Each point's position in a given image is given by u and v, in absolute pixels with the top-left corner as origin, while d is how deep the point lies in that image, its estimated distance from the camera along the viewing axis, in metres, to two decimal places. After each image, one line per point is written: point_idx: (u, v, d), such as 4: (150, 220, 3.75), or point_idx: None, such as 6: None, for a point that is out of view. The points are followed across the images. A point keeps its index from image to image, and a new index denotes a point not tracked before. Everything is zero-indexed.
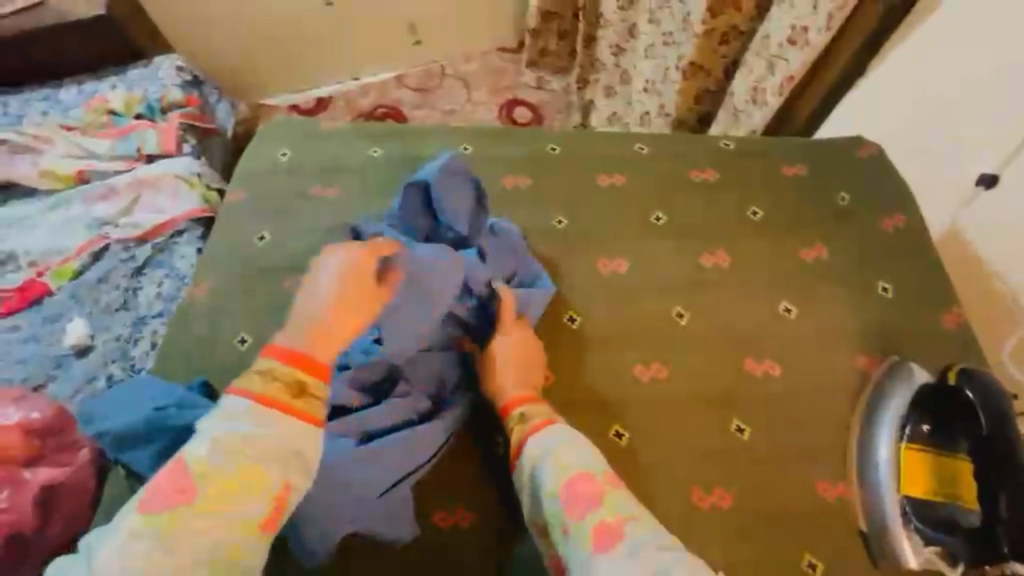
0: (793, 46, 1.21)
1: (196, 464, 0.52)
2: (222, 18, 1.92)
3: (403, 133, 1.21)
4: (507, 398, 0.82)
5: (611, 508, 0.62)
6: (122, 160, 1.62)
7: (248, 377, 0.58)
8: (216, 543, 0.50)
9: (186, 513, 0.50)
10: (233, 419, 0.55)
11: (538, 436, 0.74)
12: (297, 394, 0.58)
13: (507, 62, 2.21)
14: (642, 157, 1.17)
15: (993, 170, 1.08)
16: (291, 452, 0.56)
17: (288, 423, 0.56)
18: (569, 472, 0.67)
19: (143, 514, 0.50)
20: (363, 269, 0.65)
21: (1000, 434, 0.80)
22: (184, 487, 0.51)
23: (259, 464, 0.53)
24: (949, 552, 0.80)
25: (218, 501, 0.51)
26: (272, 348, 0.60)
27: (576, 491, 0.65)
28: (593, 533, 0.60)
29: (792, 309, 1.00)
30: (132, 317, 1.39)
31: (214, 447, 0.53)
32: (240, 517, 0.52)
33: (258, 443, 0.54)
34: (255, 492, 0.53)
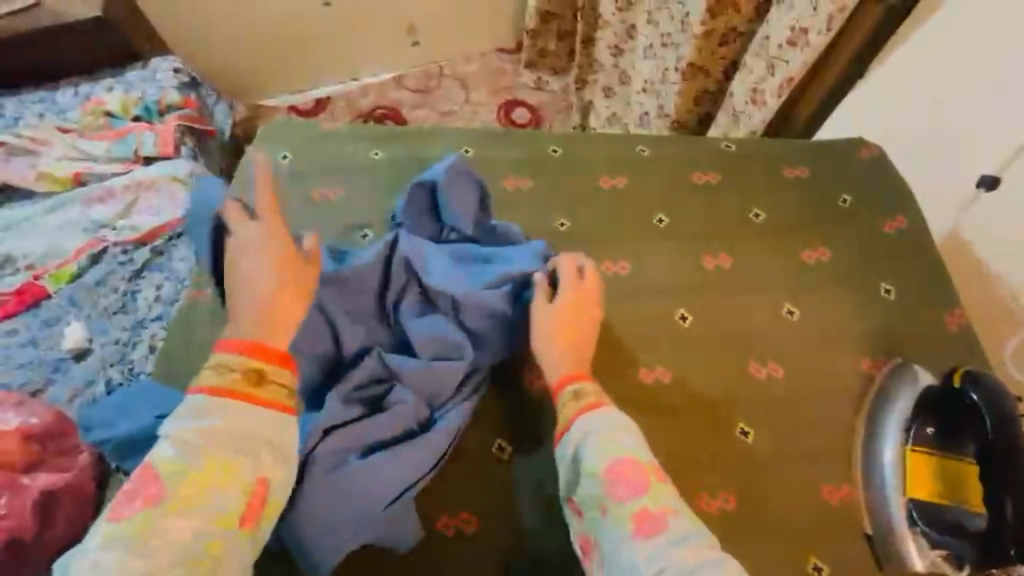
0: (793, 47, 1.21)
1: (163, 466, 0.60)
2: (220, 19, 1.91)
3: (404, 135, 1.21)
4: (556, 378, 0.81)
5: (655, 499, 0.67)
6: (120, 163, 1.62)
7: (203, 375, 0.66)
8: (192, 537, 0.57)
9: (158, 512, 0.57)
10: (195, 419, 0.62)
11: (589, 416, 0.74)
12: (258, 381, 0.65)
13: (506, 62, 2.20)
14: (644, 159, 1.17)
15: (994, 172, 1.08)
16: (253, 443, 0.63)
17: (250, 412, 0.64)
18: (617, 456, 0.70)
19: (115, 521, 0.57)
20: (292, 256, 0.74)
21: (1004, 437, 0.79)
22: (152, 490, 0.58)
23: (225, 459, 0.61)
24: (954, 554, 0.80)
25: (188, 498, 0.59)
26: (225, 343, 0.67)
27: (623, 476, 0.68)
28: (633, 518, 0.65)
29: (794, 311, 1.00)
30: (130, 320, 1.38)
31: (177, 448, 0.61)
32: (212, 511, 0.59)
33: (220, 437, 0.62)
34: (221, 485, 0.60)
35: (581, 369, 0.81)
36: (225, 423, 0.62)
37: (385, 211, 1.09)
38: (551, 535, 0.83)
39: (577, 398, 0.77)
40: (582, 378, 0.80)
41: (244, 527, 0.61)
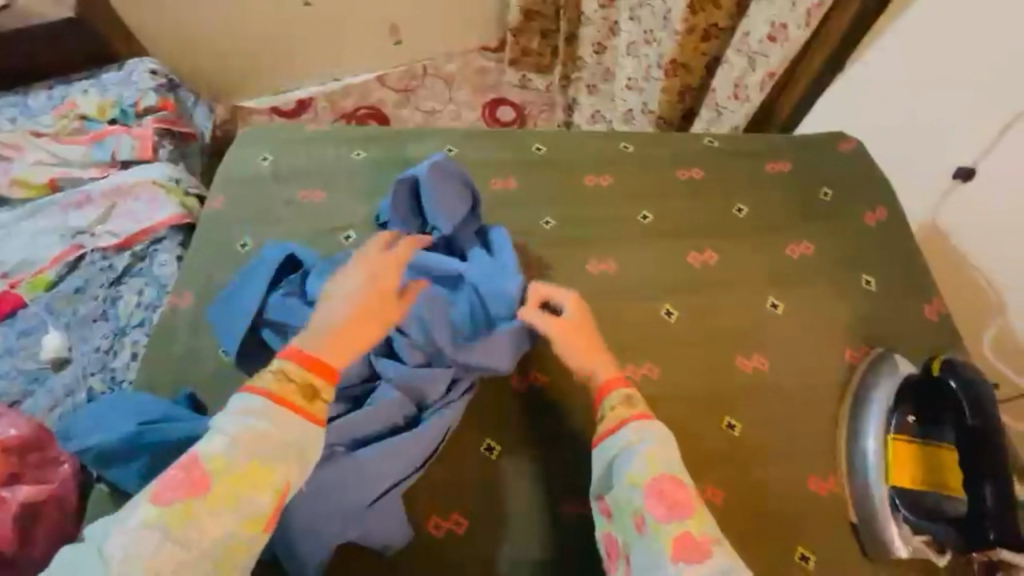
0: (773, 43, 1.23)
1: (211, 460, 0.61)
2: (197, 19, 1.88)
3: (387, 135, 1.19)
4: (603, 378, 0.80)
5: (699, 526, 0.66)
6: (96, 167, 1.58)
7: (263, 377, 0.67)
8: (222, 535, 0.59)
9: (197, 506, 0.59)
10: (246, 417, 0.64)
11: (637, 426, 0.75)
12: (309, 398, 0.67)
13: (489, 61, 2.19)
14: (628, 156, 1.17)
15: (971, 164, 1.11)
16: (293, 453, 0.64)
17: (297, 425, 0.65)
18: (661, 472, 0.70)
19: (156, 507, 0.58)
20: (388, 288, 0.78)
21: (984, 424, 0.81)
22: (196, 483, 0.59)
23: (265, 463, 0.62)
24: (936, 539, 0.82)
25: (226, 495, 0.60)
26: (289, 351, 0.70)
27: (666, 493, 0.68)
28: (673, 539, 0.64)
29: (778, 304, 1.01)
30: (111, 327, 1.35)
31: (227, 445, 0.62)
32: (247, 513, 0.60)
33: (265, 442, 0.63)
34: (260, 489, 0.61)
35: (617, 374, 0.81)
36: (275, 430, 0.64)
37: (370, 212, 1.09)
38: (543, 533, 0.83)
39: (629, 404, 0.77)
40: (622, 384, 0.80)
41: (267, 532, 0.62)
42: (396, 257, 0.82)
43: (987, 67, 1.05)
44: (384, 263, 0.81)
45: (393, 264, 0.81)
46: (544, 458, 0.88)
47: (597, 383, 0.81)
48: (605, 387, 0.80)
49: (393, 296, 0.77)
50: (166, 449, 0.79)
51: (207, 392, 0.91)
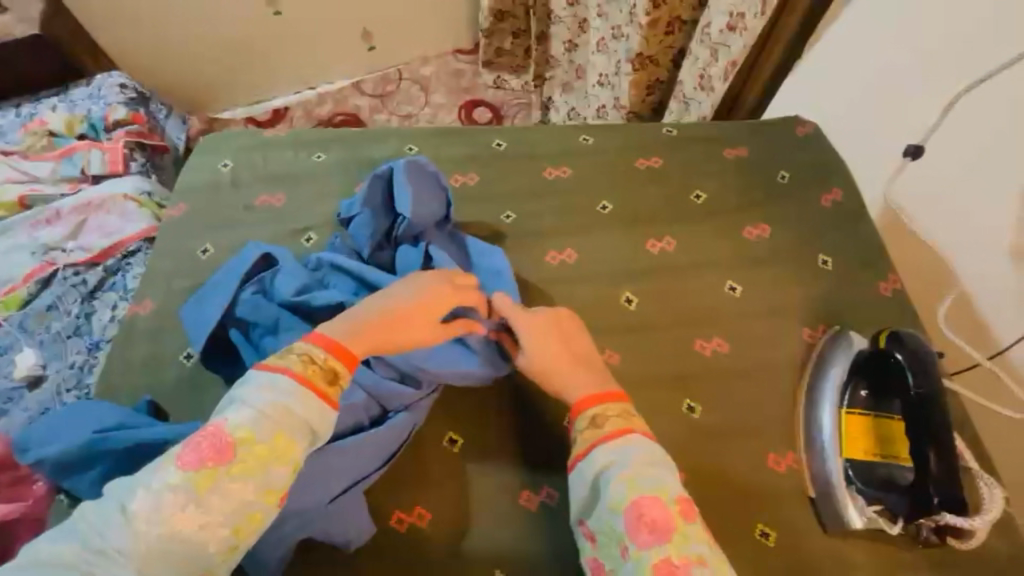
0: (733, 32, 1.25)
1: (237, 431, 0.61)
2: (167, 33, 1.88)
3: (348, 136, 1.20)
4: (578, 396, 0.79)
5: (679, 548, 0.63)
6: (66, 183, 1.58)
7: (287, 356, 0.68)
8: (241, 504, 0.59)
9: (221, 473, 0.59)
10: (276, 391, 0.64)
11: (610, 446, 0.73)
12: (331, 383, 0.68)
13: (464, 63, 2.20)
14: (586, 148, 1.18)
15: (919, 142, 1.12)
16: (311, 432, 0.65)
17: (318, 406, 0.66)
18: (640, 494, 0.68)
19: (181, 471, 0.59)
20: (438, 310, 0.81)
21: (930, 392, 0.81)
22: (220, 450, 0.60)
23: (288, 438, 0.63)
24: (888, 507, 0.83)
25: (249, 466, 0.60)
26: (315, 336, 0.71)
27: (644, 516, 0.66)
28: (654, 567, 0.63)
29: (736, 287, 1.02)
30: (85, 343, 1.34)
31: (254, 417, 0.62)
32: (268, 485, 0.61)
33: (289, 418, 0.63)
34: (281, 463, 0.62)
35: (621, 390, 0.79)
36: (298, 408, 0.64)
37: (330, 215, 1.09)
38: (499, 517, 0.84)
39: (596, 426, 0.75)
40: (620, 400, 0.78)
41: (282, 506, 0.63)
42: (462, 292, 0.84)
43: (931, 46, 1.06)
44: (443, 283, 0.83)
45: (456, 295, 0.83)
46: (504, 449, 0.89)
47: (571, 402, 0.79)
48: (576, 407, 0.78)
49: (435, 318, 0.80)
50: (125, 456, 0.79)
51: (171, 398, 0.91)
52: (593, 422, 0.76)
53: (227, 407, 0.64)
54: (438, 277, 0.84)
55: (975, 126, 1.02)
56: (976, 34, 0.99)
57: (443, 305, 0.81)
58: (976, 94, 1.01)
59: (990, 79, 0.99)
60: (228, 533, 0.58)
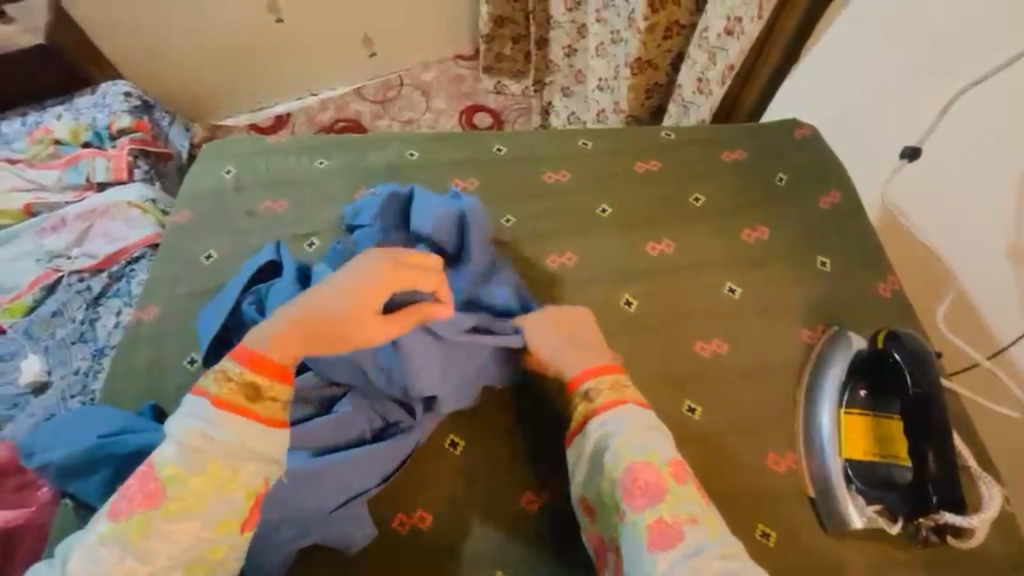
0: (730, 36, 1.27)
1: (164, 470, 0.61)
2: (172, 41, 1.90)
3: (350, 143, 1.20)
4: (576, 370, 0.81)
5: (671, 507, 0.67)
6: (72, 191, 1.60)
7: (207, 380, 0.67)
8: (194, 540, 0.61)
9: (155, 517, 0.60)
10: (198, 422, 0.64)
11: (601, 417, 0.76)
12: (254, 398, 0.67)
13: (464, 69, 2.22)
14: (585, 152, 1.19)
15: (915, 143, 1.13)
16: (249, 454, 0.64)
17: (249, 429, 0.65)
18: (631, 459, 0.70)
19: (115, 521, 0.59)
20: (370, 303, 0.72)
21: (926, 393, 0.81)
22: (151, 494, 0.60)
23: (224, 466, 0.63)
24: (888, 508, 0.83)
25: (188, 502, 0.61)
26: (237, 351, 0.70)
27: (640, 478, 0.69)
28: (648, 528, 0.65)
29: (735, 288, 1.03)
30: (89, 349, 1.35)
31: (180, 453, 0.62)
32: (214, 518, 0.62)
33: (220, 446, 0.63)
34: (222, 493, 0.62)
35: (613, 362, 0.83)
36: (223, 436, 0.64)
37: (332, 220, 1.10)
38: (499, 518, 0.84)
39: (590, 400, 0.78)
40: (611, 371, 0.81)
41: (245, 529, 0.64)
42: (400, 274, 0.74)
43: (925, 47, 1.08)
44: (382, 266, 0.74)
45: (394, 280, 0.74)
46: (506, 448, 0.89)
47: (570, 375, 0.82)
48: (574, 380, 0.81)
49: (371, 311, 0.73)
50: (131, 461, 0.80)
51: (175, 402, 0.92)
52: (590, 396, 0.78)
53: (155, 446, 0.64)
54: (375, 261, 0.75)
55: (970, 127, 1.03)
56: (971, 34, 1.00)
57: (376, 299, 0.73)
58: (970, 96, 1.02)
59: (985, 81, 1.00)
60: (185, 570, 0.60)
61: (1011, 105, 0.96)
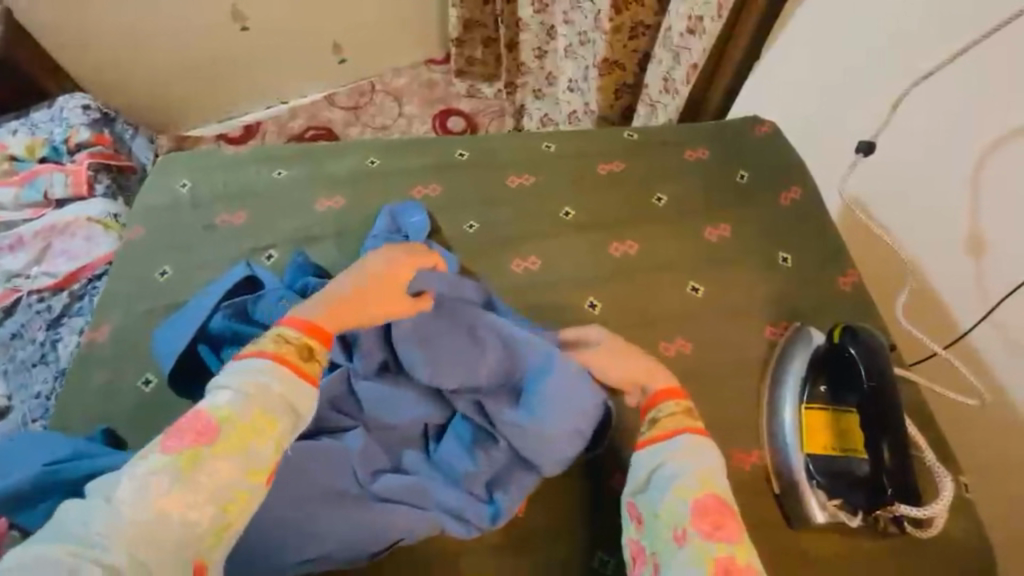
0: (692, 36, 1.28)
1: (217, 411, 0.60)
2: (134, 52, 1.86)
3: (310, 152, 1.18)
4: (654, 388, 0.80)
5: (744, 553, 0.63)
6: (29, 208, 1.55)
7: (261, 341, 0.67)
8: (229, 483, 0.58)
9: (205, 453, 0.58)
10: (254, 372, 0.63)
11: (690, 439, 0.73)
12: (307, 359, 0.67)
13: (437, 73, 2.20)
14: (549, 156, 1.18)
15: (869, 138, 1.15)
16: (290, 409, 0.64)
17: (298, 385, 0.65)
18: (712, 489, 0.68)
19: (166, 455, 0.57)
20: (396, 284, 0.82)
21: (882, 386, 0.83)
22: (203, 430, 0.59)
23: (269, 414, 0.62)
24: (848, 501, 0.83)
25: (234, 444, 0.59)
26: (290, 319, 0.70)
27: (722, 514, 0.66)
28: (714, 561, 0.62)
29: (699, 287, 1.03)
30: (50, 371, 1.31)
31: (234, 398, 0.61)
32: (251, 463, 0.59)
33: (268, 395, 0.62)
34: (264, 441, 0.60)
35: (676, 385, 0.80)
36: (276, 385, 0.63)
37: (292, 231, 1.08)
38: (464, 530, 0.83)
39: (672, 420, 0.75)
40: (677, 396, 0.78)
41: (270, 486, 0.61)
42: (418, 258, 0.87)
43: (881, 44, 1.09)
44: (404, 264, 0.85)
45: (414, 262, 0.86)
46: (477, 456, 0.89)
47: (650, 393, 0.80)
48: (651, 399, 0.79)
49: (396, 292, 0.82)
50: (78, 486, 0.76)
51: (128, 425, 0.89)
52: (659, 420, 0.76)
53: (206, 394, 0.63)
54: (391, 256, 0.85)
55: (920, 122, 1.05)
56: (923, 29, 1.02)
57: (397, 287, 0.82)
58: (921, 89, 1.04)
59: (932, 76, 1.02)
60: (216, 512, 0.56)
61: (963, 97, 0.98)
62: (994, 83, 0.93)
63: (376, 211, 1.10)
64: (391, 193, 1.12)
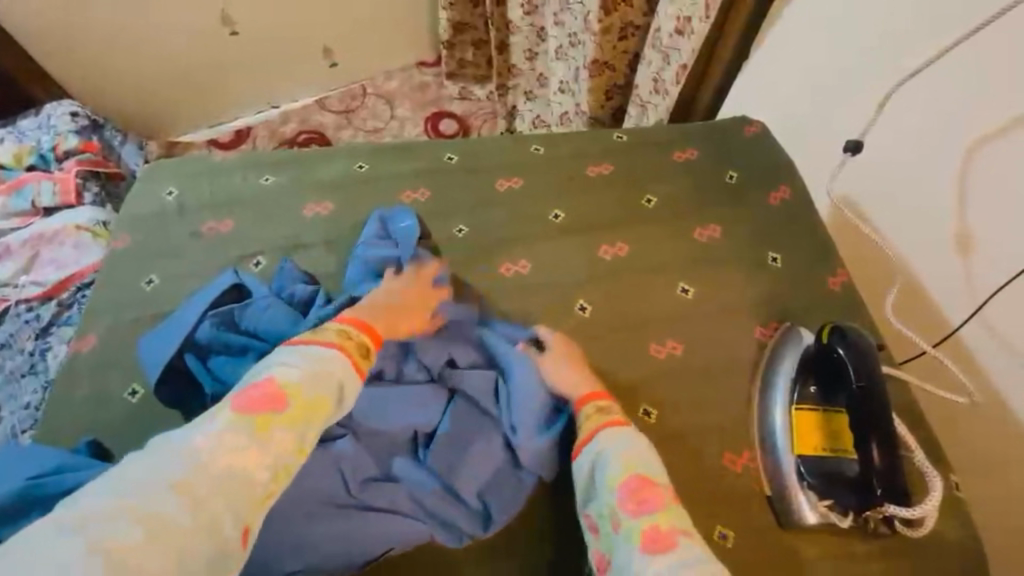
0: (681, 36, 1.28)
1: (286, 384, 0.65)
2: (121, 57, 1.84)
3: (296, 158, 1.17)
4: (578, 392, 0.84)
5: (666, 518, 0.67)
6: (16, 217, 1.53)
7: (325, 334, 0.74)
8: (287, 451, 0.61)
9: (274, 419, 0.62)
10: (319, 356, 0.70)
11: (609, 433, 0.77)
12: (363, 357, 0.75)
13: (429, 76, 2.19)
14: (539, 159, 1.18)
15: (858, 137, 1.15)
16: (343, 396, 0.69)
17: (354, 373, 0.72)
18: (635, 471, 0.72)
19: (238, 415, 0.61)
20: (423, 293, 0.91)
21: (871, 387, 0.83)
22: (273, 398, 0.63)
23: (328, 396, 0.67)
24: (838, 502, 0.83)
25: (298, 417, 0.63)
26: (351, 318, 0.79)
27: (645, 489, 0.70)
28: (643, 534, 0.66)
29: (689, 289, 1.03)
30: (39, 381, 1.29)
31: (301, 374, 0.66)
32: (308, 438, 0.64)
33: (329, 378, 0.68)
34: (321, 420, 0.65)
35: (598, 388, 0.84)
36: (337, 371, 0.70)
37: (280, 237, 1.07)
38: None
39: (601, 414, 0.80)
40: (599, 398, 0.83)
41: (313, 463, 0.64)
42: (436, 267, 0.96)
43: (868, 43, 1.09)
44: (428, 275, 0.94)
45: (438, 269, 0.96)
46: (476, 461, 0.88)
47: (574, 399, 0.84)
48: (576, 403, 0.83)
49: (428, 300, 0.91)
50: (62, 501, 0.74)
51: (114, 437, 0.88)
52: (579, 426, 0.80)
53: (268, 368, 0.67)
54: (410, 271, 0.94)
55: (907, 120, 1.06)
56: (909, 29, 1.02)
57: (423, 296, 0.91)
58: (908, 87, 1.04)
59: (919, 74, 1.02)
60: (268, 478, 0.59)
61: (950, 95, 0.98)
62: (979, 82, 0.94)
63: (365, 216, 1.09)
64: (380, 198, 1.12)
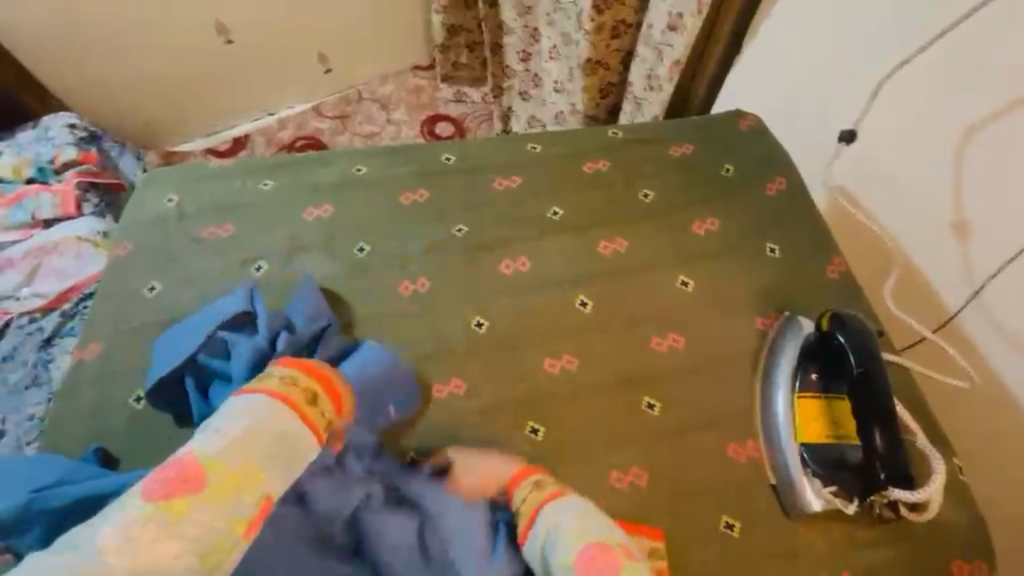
0: (673, 33, 1.29)
1: (207, 459, 0.63)
2: (115, 68, 1.84)
3: (294, 163, 1.18)
4: (511, 470, 0.83)
5: None
6: (16, 230, 1.53)
7: (268, 383, 0.74)
8: (212, 532, 0.59)
9: (193, 500, 0.60)
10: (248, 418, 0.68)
11: (551, 506, 0.76)
12: (309, 404, 0.74)
13: (424, 79, 2.20)
14: (535, 157, 1.19)
15: (852, 127, 1.16)
16: (281, 456, 0.67)
17: (294, 425, 0.71)
18: (587, 540, 0.70)
19: (151, 503, 0.59)
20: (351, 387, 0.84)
21: (872, 371, 0.84)
22: (192, 478, 0.61)
23: (259, 462, 0.65)
24: (843, 488, 0.84)
25: (224, 491, 0.62)
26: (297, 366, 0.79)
27: (603, 555, 0.69)
28: None
29: (688, 282, 1.04)
30: (43, 392, 1.30)
31: (224, 446, 0.65)
32: (235, 513, 0.61)
33: (259, 442, 0.66)
34: (249, 492, 0.63)
35: (525, 465, 0.84)
36: (271, 428, 0.68)
37: (279, 241, 1.07)
38: None
39: (539, 489, 0.79)
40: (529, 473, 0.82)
41: (251, 535, 0.62)
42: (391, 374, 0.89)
43: (858, 34, 1.10)
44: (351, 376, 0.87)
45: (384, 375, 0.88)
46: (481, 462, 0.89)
47: (507, 477, 0.83)
48: (512, 481, 0.82)
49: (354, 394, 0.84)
50: (70, 508, 0.75)
51: (121, 444, 0.89)
52: (520, 509, 0.78)
53: (196, 439, 0.67)
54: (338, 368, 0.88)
55: (900, 108, 1.06)
56: (899, 19, 1.03)
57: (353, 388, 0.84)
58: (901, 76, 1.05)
59: (911, 62, 1.03)
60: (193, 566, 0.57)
61: (940, 83, 0.99)
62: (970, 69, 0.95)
63: (364, 219, 1.10)
64: (378, 200, 1.12)
